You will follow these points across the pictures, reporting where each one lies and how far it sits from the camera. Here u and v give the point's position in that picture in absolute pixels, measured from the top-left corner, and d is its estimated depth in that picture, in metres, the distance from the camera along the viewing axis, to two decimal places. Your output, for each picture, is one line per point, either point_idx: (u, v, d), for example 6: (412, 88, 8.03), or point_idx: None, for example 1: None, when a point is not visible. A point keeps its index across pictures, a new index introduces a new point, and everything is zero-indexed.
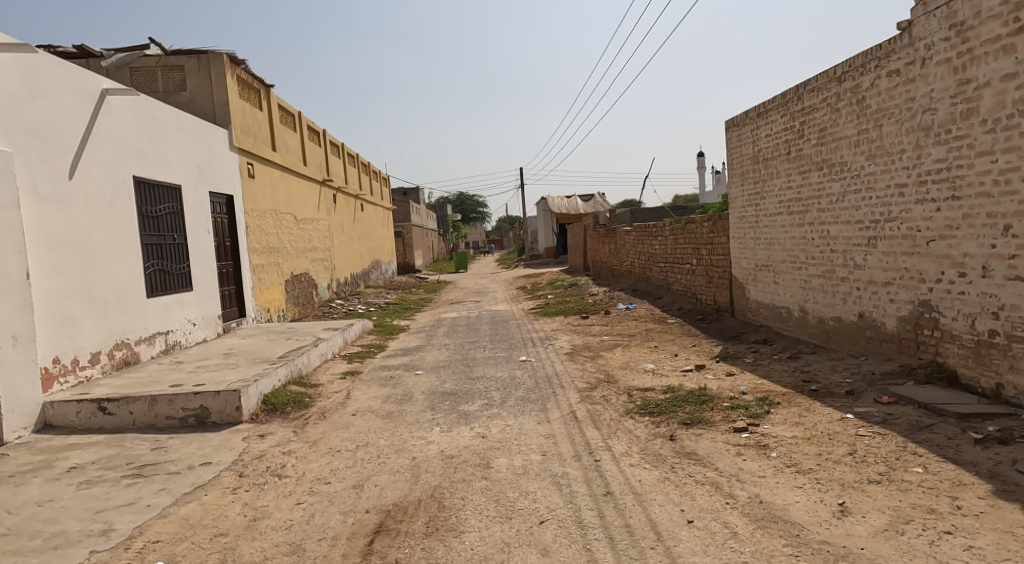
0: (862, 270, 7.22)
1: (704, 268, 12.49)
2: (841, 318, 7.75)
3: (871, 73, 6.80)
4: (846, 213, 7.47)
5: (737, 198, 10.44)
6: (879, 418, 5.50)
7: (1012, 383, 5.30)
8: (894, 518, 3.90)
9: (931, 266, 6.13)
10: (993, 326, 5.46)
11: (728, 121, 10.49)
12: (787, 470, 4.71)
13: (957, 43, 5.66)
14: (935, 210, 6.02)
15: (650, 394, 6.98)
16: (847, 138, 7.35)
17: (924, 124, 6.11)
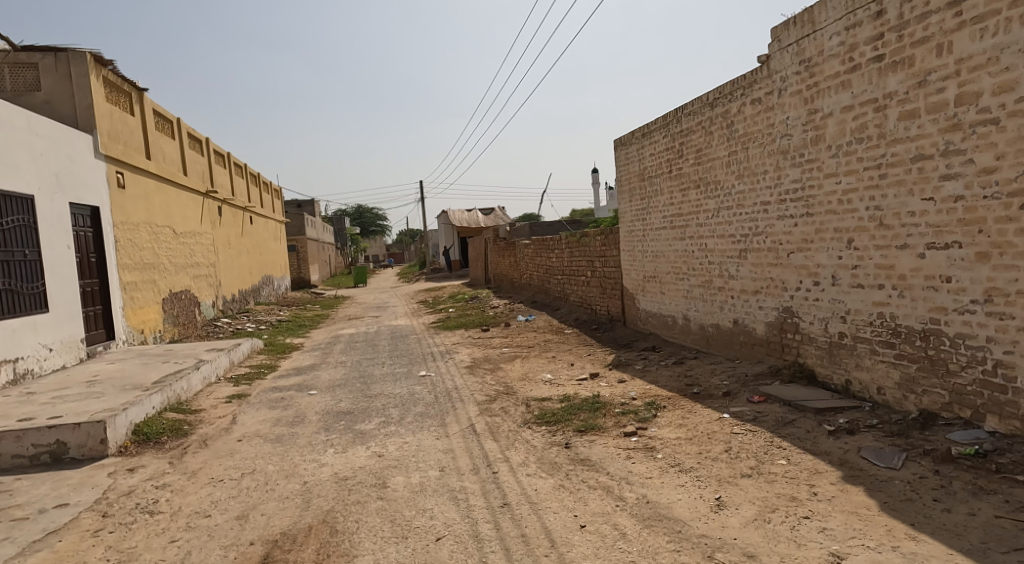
0: (735, 280, 7.83)
1: (597, 280, 13.02)
2: (718, 325, 8.36)
3: (738, 100, 7.44)
4: (720, 228, 8.10)
5: (626, 213, 11.01)
6: (751, 416, 5.99)
7: (857, 379, 5.91)
8: (762, 508, 4.26)
9: (791, 275, 6.76)
10: (841, 328, 6.06)
11: (616, 140, 11.08)
12: (671, 470, 5.03)
13: (805, 78, 6.31)
14: (794, 225, 6.66)
15: (546, 403, 7.18)
16: (719, 159, 7.98)
17: (782, 147, 6.76)
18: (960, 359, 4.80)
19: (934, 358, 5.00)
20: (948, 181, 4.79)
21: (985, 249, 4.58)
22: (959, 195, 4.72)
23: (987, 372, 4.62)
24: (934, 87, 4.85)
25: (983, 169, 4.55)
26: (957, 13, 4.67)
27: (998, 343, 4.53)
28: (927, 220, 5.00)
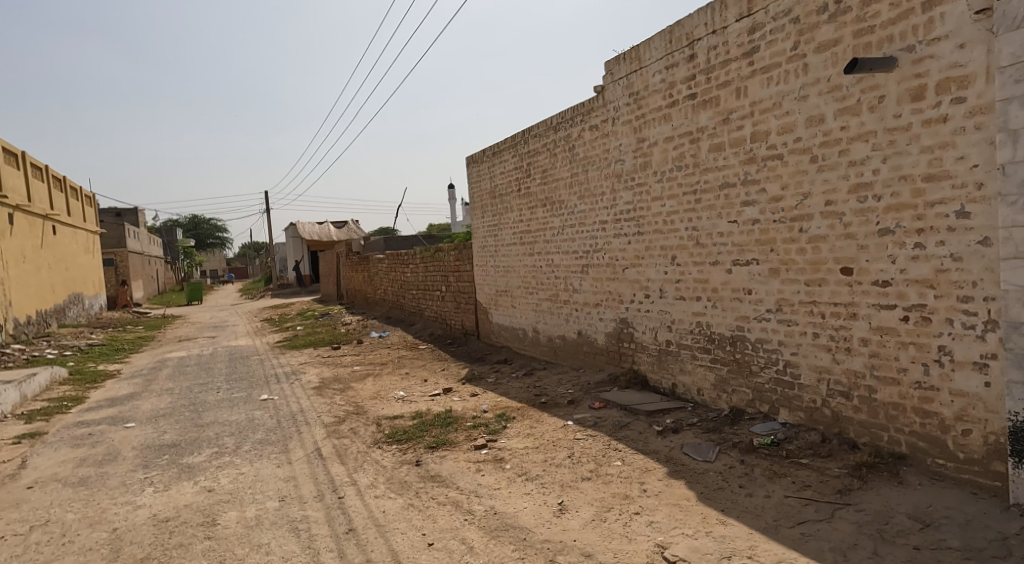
0: (578, 293, 8.30)
1: (451, 295, 13.13)
2: (564, 337, 8.79)
3: (578, 126, 7.94)
4: (565, 244, 8.56)
5: (478, 229, 11.25)
6: (592, 421, 6.37)
7: (682, 382, 6.51)
8: (600, 508, 4.55)
9: (626, 289, 7.30)
10: (668, 337, 6.65)
11: (468, 157, 11.32)
12: (518, 479, 5.20)
13: (634, 109, 6.89)
14: (628, 243, 7.22)
15: (397, 421, 7.10)
16: (562, 179, 8.44)
17: (616, 171, 7.31)
18: (760, 360, 5.43)
19: (740, 361, 5.64)
20: (747, 206, 5.41)
21: (776, 265, 5.18)
22: (756, 219, 5.33)
23: (779, 372, 5.24)
24: (735, 124, 5.48)
25: (773, 197, 5.14)
26: (750, 62, 5.28)
27: (787, 346, 5.14)
28: (732, 240, 5.65)
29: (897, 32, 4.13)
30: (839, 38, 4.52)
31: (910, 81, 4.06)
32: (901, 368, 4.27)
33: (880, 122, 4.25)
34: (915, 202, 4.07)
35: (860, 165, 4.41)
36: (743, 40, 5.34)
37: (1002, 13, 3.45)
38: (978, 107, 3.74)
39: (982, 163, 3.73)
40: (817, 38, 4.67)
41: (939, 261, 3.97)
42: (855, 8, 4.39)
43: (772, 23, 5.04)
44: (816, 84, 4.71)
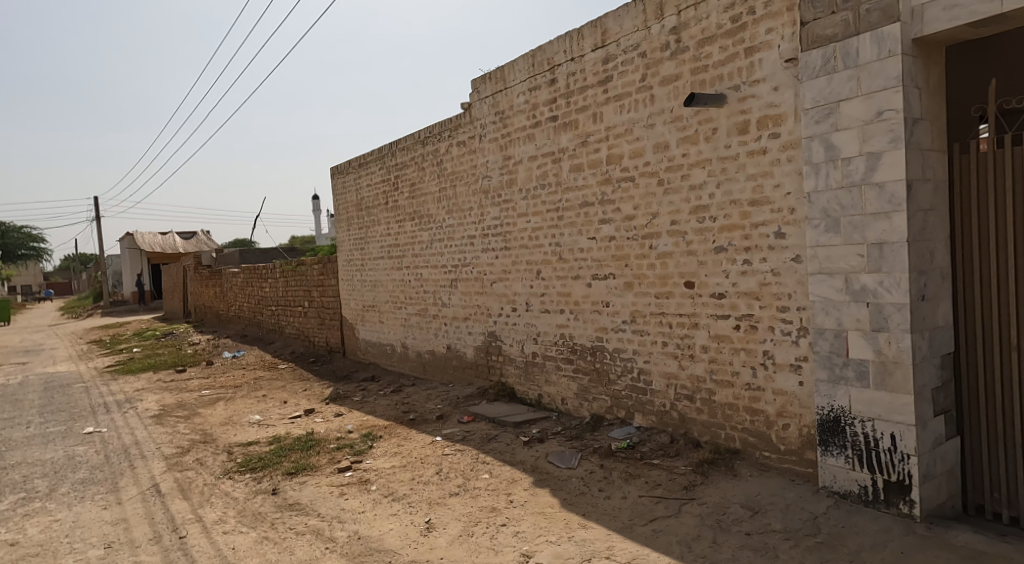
0: (447, 307, 8.33)
1: (315, 310, 12.62)
2: (433, 351, 8.77)
3: (446, 141, 8.02)
4: (433, 258, 8.56)
5: (344, 243, 10.95)
6: (460, 436, 6.41)
7: (547, 393, 6.74)
8: (467, 523, 4.58)
9: (495, 303, 7.45)
10: (534, 349, 6.86)
11: (333, 167, 11.00)
12: (384, 500, 5.10)
13: (500, 127, 7.08)
14: (495, 258, 7.38)
15: (252, 448, 6.69)
16: (431, 194, 8.46)
17: (484, 188, 7.45)
18: (617, 369, 5.78)
19: (600, 370, 5.97)
20: (605, 224, 5.76)
21: (630, 279, 5.55)
22: (612, 236, 5.69)
23: (634, 379, 5.61)
24: (593, 147, 5.82)
25: (626, 217, 5.53)
26: (605, 90, 5.62)
27: (640, 354, 5.52)
28: (592, 255, 5.97)
29: (726, 72, 4.61)
30: (680, 74, 4.95)
31: (737, 116, 4.55)
32: (734, 371, 4.74)
33: (714, 152, 4.74)
34: (743, 223, 4.57)
35: (698, 189, 4.88)
36: (598, 68, 5.68)
37: (804, 63, 4.01)
38: (788, 142, 4.25)
39: (792, 191, 4.24)
40: (661, 72, 5.09)
41: (762, 275, 4.47)
42: (692, 47, 4.83)
43: (622, 55, 5.41)
44: (660, 114, 5.14)
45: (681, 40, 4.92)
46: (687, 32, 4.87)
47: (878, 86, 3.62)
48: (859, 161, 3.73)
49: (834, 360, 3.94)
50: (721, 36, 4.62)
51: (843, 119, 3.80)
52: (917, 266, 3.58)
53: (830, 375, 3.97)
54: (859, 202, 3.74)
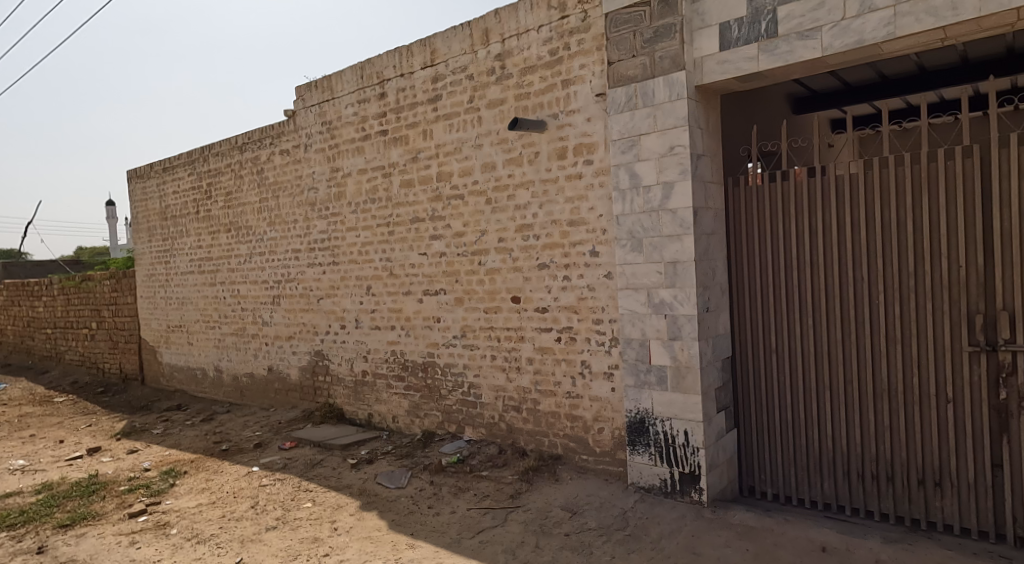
0: (269, 326, 7.82)
1: (106, 333, 11.13)
2: (252, 374, 8.16)
3: (267, 148, 7.58)
4: (252, 274, 7.99)
5: (145, 256, 9.84)
6: (280, 464, 6.03)
7: (377, 411, 6.58)
8: (285, 558, 4.28)
9: (322, 320, 7.11)
10: (364, 367, 6.66)
11: (132, 171, 9.87)
12: (187, 543, 4.61)
13: (327, 138, 6.82)
14: (322, 273, 7.04)
15: (13, 500, 5.70)
16: (250, 204, 7.92)
17: (310, 200, 7.10)
18: (448, 384, 5.83)
19: (431, 386, 5.98)
20: (435, 240, 5.80)
21: (460, 294, 5.65)
22: (443, 252, 5.75)
23: (464, 393, 5.70)
24: (422, 163, 5.85)
25: (456, 233, 5.63)
26: (434, 108, 5.70)
27: (470, 369, 5.63)
28: (423, 271, 5.95)
29: (546, 100, 4.93)
30: (505, 98, 5.19)
31: (556, 142, 4.89)
32: (556, 381, 5.03)
33: (536, 174, 5.03)
34: (563, 242, 4.89)
35: (523, 209, 5.13)
36: (427, 86, 5.74)
37: (612, 98, 4.42)
38: (600, 169, 4.65)
39: (604, 213, 4.64)
40: (488, 96, 5.30)
41: (579, 290, 4.82)
42: (515, 74, 5.10)
43: (450, 75, 5.54)
44: (487, 135, 5.34)
45: (505, 67, 5.16)
46: (511, 59, 5.12)
47: (671, 123, 4.11)
48: (657, 189, 4.19)
49: (640, 367, 4.35)
50: (542, 66, 4.93)
51: (644, 151, 4.26)
52: (702, 282, 4.10)
53: (636, 380, 4.37)
54: (658, 225, 4.20)
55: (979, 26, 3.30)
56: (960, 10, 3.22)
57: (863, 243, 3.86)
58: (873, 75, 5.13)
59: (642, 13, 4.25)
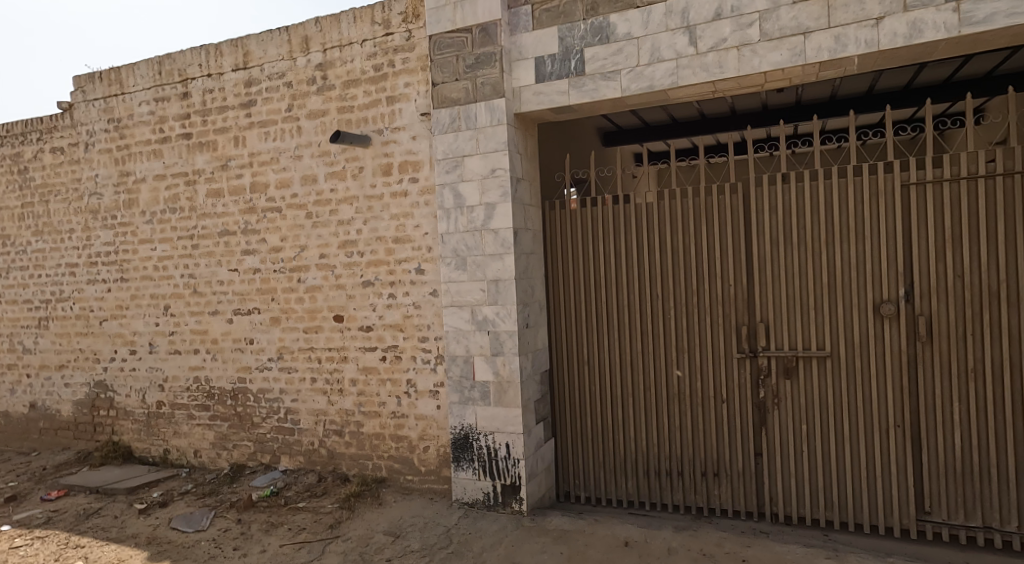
0: (32, 354, 6.61)
1: None
2: (7, 413, 6.82)
3: (34, 145, 6.47)
4: (10, 292, 6.71)
5: None
6: (42, 518, 5.08)
7: (175, 446, 5.85)
8: None
9: (105, 345, 6.17)
10: (159, 397, 5.89)
11: None
12: None
13: (114, 137, 5.98)
14: (106, 291, 6.12)
15: None
16: (9, 209, 6.67)
17: (91, 206, 6.15)
18: (262, 411, 5.40)
19: (242, 414, 5.49)
20: (248, 256, 5.38)
21: (276, 314, 5.29)
22: (256, 268, 5.35)
23: (280, 420, 5.33)
24: (233, 172, 5.40)
25: (272, 248, 5.27)
26: (247, 114, 5.32)
27: (287, 393, 5.28)
28: (233, 288, 5.47)
29: (370, 115, 4.87)
30: (327, 110, 5.02)
31: (381, 158, 4.84)
32: (381, 401, 4.92)
33: (360, 190, 4.92)
34: (388, 259, 4.83)
35: (346, 225, 4.98)
36: (240, 90, 5.34)
37: (436, 119, 4.50)
38: (425, 187, 4.69)
39: (430, 232, 4.67)
40: (308, 106, 5.08)
41: (405, 308, 4.79)
42: (337, 86, 4.96)
43: (266, 81, 5.23)
44: (307, 146, 5.11)
45: (327, 78, 5.00)
46: (333, 71, 4.98)
47: (492, 147, 4.30)
48: (480, 210, 4.34)
49: (463, 383, 4.43)
50: (365, 80, 4.86)
51: (467, 172, 4.39)
52: (521, 299, 4.30)
53: (460, 396, 4.44)
54: (480, 244, 4.34)
55: (741, 83, 3.93)
56: (725, 68, 3.81)
57: (656, 263, 4.36)
58: (665, 116, 5.83)
59: (463, 40, 4.40)
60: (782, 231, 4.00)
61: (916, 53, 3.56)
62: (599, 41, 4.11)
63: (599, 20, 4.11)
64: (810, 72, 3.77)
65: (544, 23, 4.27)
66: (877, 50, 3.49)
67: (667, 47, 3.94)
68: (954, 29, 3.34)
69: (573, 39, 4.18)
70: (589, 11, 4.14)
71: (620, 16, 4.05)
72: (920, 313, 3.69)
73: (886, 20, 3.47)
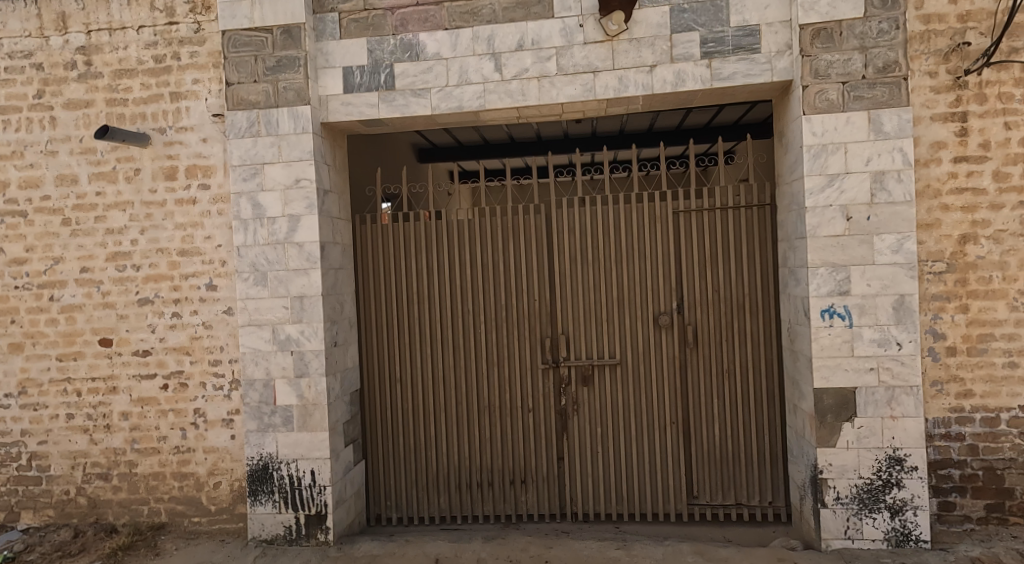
0: None
1: None
2: None
3: None
4: None
5: None
6: None
7: None
8: None
9: None
10: None
11: None
12: None
13: None
14: None
15: None
16: None
17: None
18: None
19: None
20: None
21: (17, 339, 4.37)
22: None
23: (22, 468, 4.39)
24: None
25: (13, 260, 4.36)
26: None
27: (33, 435, 4.38)
28: None
29: (149, 111, 4.30)
30: (91, 101, 4.32)
31: (163, 160, 4.29)
32: (160, 436, 4.31)
33: (136, 195, 4.31)
34: (171, 274, 4.28)
35: (117, 234, 4.31)
36: None
37: (231, 121, 4.13)
38: (218, 196, 4.26)
39: (223, 244, 4.25)
40: (66, 94, 4.33)
41: (192, 329, 4.27)
42: (106, 75, 4.30)
43: (6, 59, 4.34)
44: (65, 141, 4.34)
45: (91, 64, 4.31)
46: (99, 57, 4.31)
47: (297, 157, 4.07)
48: (282, 222, 4.07)
49: (262, 410, 4.07)
50: (143, 72, 4.29)
51: (267, 181, 4.09)
52: (329, 317, 4.11)
53: (259, 424, 4.07)
54: (283, 259, 4.06)
55: (542, 111, 4.22)
56: (528, 96, 4.07)
57: (468, 279, 4.47)
58: (476, 137, 6.04)
59: (263, 40, 4.11)
60: (579, 250, 4.36)
61: (682, 99, 4.15)
62: (409, 58, 4.13)
63: (408, 37, 4.13)
64: (599, 106, 4.19)
65: (352, 33, 4.17)
66: (651, 93, 4.00)
67: (474, 71, 4.09)
68: (709, 82, 3.96)
69: (382, 53, 4.14)
70: (398, 27, 4.14)
71: (429, 36, 4.11)
72: (689, 323, 4.27)
73: (658, 68, 3.99)
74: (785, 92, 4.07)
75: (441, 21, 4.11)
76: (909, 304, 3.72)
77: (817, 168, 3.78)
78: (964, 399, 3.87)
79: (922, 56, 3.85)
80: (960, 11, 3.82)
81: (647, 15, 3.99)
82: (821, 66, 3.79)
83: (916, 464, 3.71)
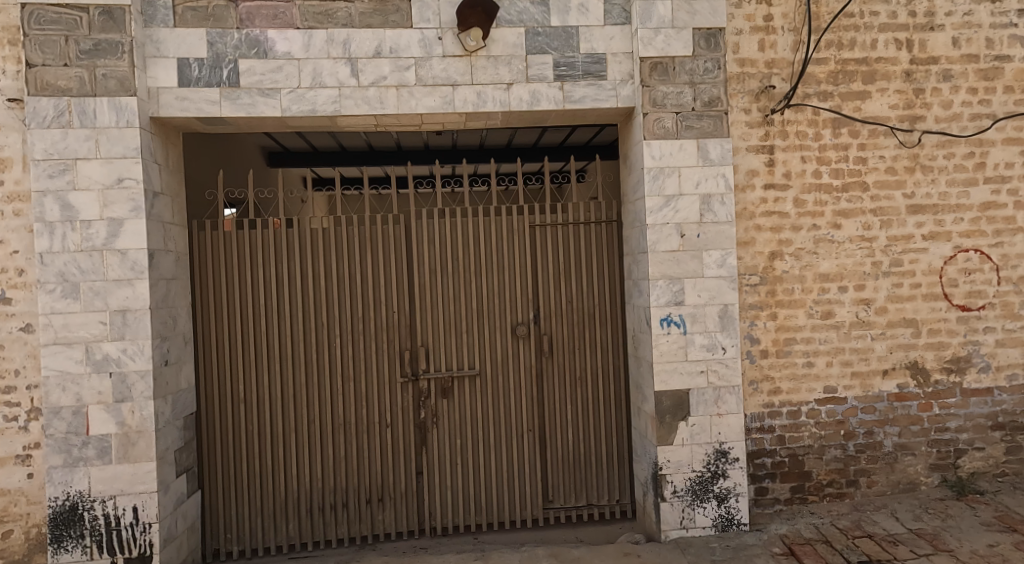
0: None
1: None
2: None
3: None
4: None
5: None
6: None
7: None
8: None
9: None
10: None
11: None
12: None
13: None
14: None
15: None
16: None
17: None
18: None
19: None
20: None
21: None
22: None
23: None
24: None
25: None
26: None
27: None
28: None
29: None
30: None
31: None
32: None
33: None
34: None
35: None
36: None
37: (32, 108, 3.55)
38: (14, 193, 3.64)
39: (20, 250, 3.63)
40: None
41: None
42: None
43: None
44: None
45: None
46: None
47: (118, 153, 3.61)
48: (99, 226, 3.57)
49: (71, 441, 3.52)
50: None
51: (81, 179, 3.57)
52: (158, 332, 3.68)
53: (66, 458, 3.51)
54: (100, 267, 3.56)
55: (401, 121, 4.16)
56: (386, 104, 3.98)
57: (322, 290, 4.25)
58: (332, 141, 5.88)
59: (76, 19, 3.61)
60: (439, 262, 4.34)
61: (536, 118, 4.32)
62: (256, 55, 3.86)
63: (255, 32, 3.86)
64: (458, 120, 4.23)
65: (189, 22, 3.81)
66: (508, 109, 4.11)
67: (329, 74, 3.92)
68: (561, 103, 4.16)
69: (225, 47, 3.83)
70: (243, 21, 3.86)
71: (278, 34, 3.88)
72: (544, 333, 4.43)
73: (515, 86, 4.11)
74: (628, 117, 4.40)
75: (293, 20, 3.90)
76: (731, 313, 4.17)
77: (655, 189, 4.12)
78: (773, 396, 4.41)
79: (738, 95, 4.37)
80: (767, 58, 4.40)
81: (503, 35, 4.10)
82: (658, 95, 4.15)
83: (737, 455, 4.16)
